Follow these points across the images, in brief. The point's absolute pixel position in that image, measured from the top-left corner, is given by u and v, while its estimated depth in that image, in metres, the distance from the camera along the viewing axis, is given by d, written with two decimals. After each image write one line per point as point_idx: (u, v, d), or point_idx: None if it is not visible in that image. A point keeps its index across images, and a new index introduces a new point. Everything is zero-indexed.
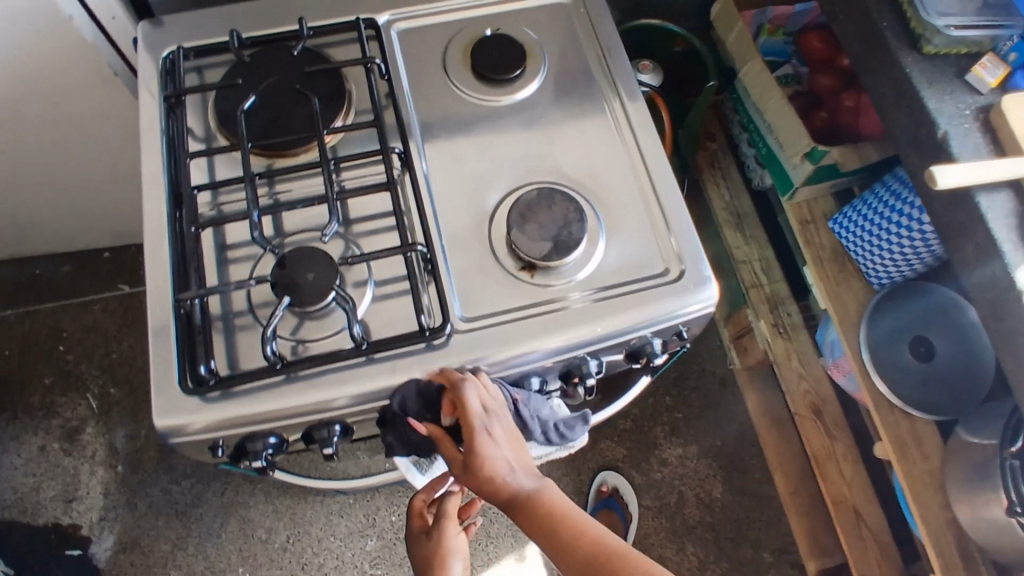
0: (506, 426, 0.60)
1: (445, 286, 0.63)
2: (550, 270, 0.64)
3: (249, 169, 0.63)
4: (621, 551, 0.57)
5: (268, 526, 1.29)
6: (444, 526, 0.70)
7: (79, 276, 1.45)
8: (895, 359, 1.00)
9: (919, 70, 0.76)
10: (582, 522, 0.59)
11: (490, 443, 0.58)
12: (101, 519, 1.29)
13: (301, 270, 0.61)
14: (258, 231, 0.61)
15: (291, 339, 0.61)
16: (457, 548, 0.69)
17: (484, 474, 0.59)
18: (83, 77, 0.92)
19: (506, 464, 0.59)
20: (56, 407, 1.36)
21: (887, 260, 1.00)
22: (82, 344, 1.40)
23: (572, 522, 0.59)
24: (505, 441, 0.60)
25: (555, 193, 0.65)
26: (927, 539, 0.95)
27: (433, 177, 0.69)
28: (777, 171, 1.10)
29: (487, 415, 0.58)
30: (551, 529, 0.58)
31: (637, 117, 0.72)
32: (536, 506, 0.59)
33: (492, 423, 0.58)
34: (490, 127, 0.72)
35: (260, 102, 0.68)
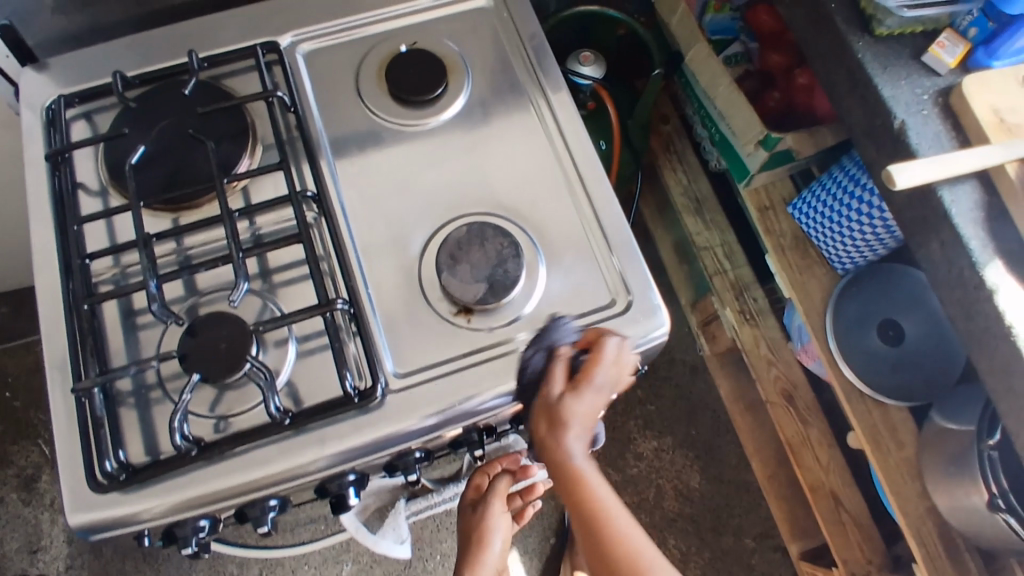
0: (588, 403, 0.54)
1: (376, 341, 0.58)
2: (488, 312, 0.59)
3: (141, 232, 0.57)
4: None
5: (239, 561, 1.25)
6: (491, 503, 0.66)
7: (18, 317, 1.38)
8: (863, 344, 0.98)
9: (872, 55, 0.72)
10: (630, 541, 0.54)
11: (565, 429, 0.54)
12: (68, 568, 1.25)
13: (212, 340, 0.56)
14: (157, 303, 0.55)
15: (211, 417, 0.57)
16: (500, 529, 0.66)
17: (561, 446, 0.54)
18: None
19: (584, 428, 0.54)
20: (7, 456, 1.31)
21: (849, 246, 0.97)
22: (28, 388, 1.34)
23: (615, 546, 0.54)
24: (583, 418, 0.54)
25: (487, 228, 0.60)
26: (906, 526, 0.94)
27: (355, 217, 0.63)
28: (732, 158, 1.06)
29: (608, 371, 0.55)
30: (591, 532, 0.54)
31: (570, 130, 0.66)
32: (581, 499, 0.54)
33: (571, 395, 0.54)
34: (415, 155, 0.66)
35: (153, 151, 0.62)
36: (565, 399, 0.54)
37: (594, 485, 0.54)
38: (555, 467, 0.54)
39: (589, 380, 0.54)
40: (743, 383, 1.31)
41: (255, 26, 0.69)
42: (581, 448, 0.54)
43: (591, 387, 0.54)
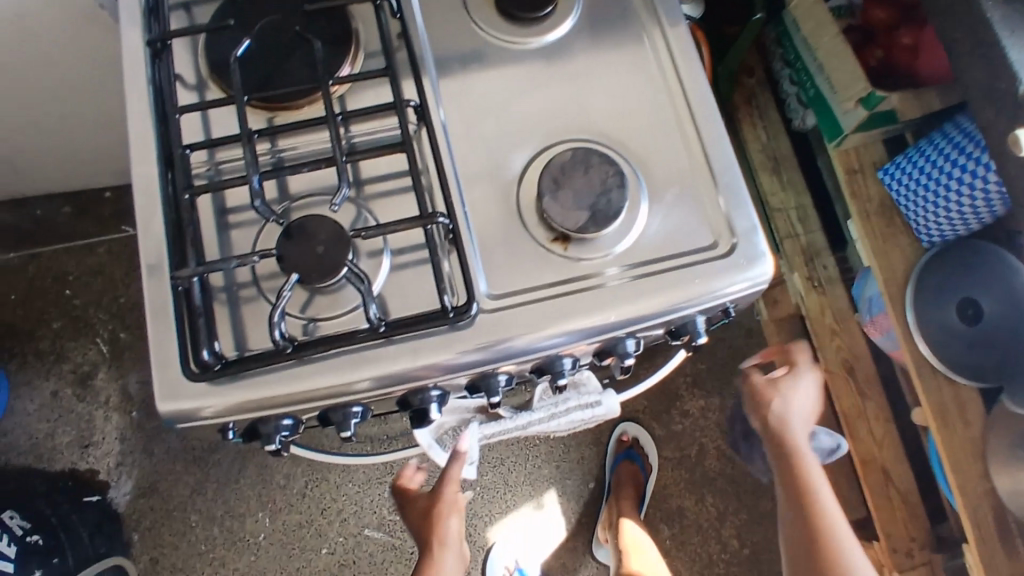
0: (805, 396, 0.70)
1: (469, 258, 0.57)
2: (585, 242, 0.58)
3: (245, 127, 0.56)
4: (820, 516, 0.69)
5: (286, 472, 1.29)
6: None
7: (80, 218, 1.39)
8: (939, 320, 0.93)
9: (1008, 9, 0.67)
10: (819, 495, 0.69)
11: (784, 398, 0.69)
12: (119, 464, 1.29)
13: (310, 243, 0.55)
14: (260, 200, 0.55)
15: (301, 318, 0.57)
16: None
17: (779, 401, 0.69)
18: (66, 12, 0.84)
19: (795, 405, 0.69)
20: (66, 352, 1.34)
21: (942, 217, 0.92)
22: (89, 288, 1.37)
23: (817, 503, 0.69)
24: (805, 394, 0.70)
25: (592, 154, 0.58)
26: (964, 506, 0.92)
27: (454, 133, 0.61)
28: (825, 115, 1.01)
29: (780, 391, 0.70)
30: (806, 491, 0.69)
31: (684, 63, 0.63)
32: (794, 463, 0.69)
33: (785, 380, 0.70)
34: (519, 74, 0.63)
35: (257, 46, 0.60)
36: (766, 381, 0.70)
37: (815, 483, 0.69)
38: (791, 456, 0.69)
39: (801, 379, 0.70)
40: None
41: None
42: (803, 410, 0.70)
43: (801, 377, 0.70)
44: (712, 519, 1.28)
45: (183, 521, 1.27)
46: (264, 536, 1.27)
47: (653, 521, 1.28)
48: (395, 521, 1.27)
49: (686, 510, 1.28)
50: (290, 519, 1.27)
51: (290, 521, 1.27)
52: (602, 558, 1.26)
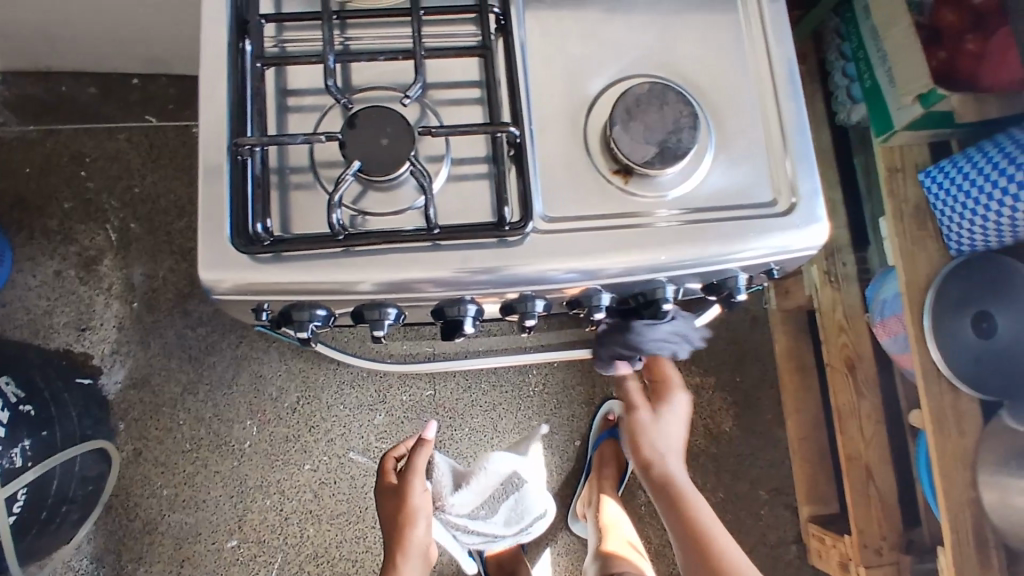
0: (671, 433, 0.81)
1: (529, 177, 0.57)
2: (646, 179, 0.57)
3: (326, 5, 0.55)
4: (709, 538, 0.82)
5: (280, 385, 1.29)
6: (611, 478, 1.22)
7: (104, 100, 1.36)
8: (952, 330, 0.94)
9: None
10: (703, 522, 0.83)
11: (651, 435, 0.80)
12: (113, 352, 1.29)
13: (374, 134, 0.54)
14: (333, 80, 0.54)
15: (352, 209, 0.55)
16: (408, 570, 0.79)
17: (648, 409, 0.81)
18: None
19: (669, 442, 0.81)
20: (74, 234, 1.32)
21: (976, 226, 0.92)
22: (104, 173, 1.35)
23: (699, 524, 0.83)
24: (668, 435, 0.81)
25: (669, 92, 0.57)
26: (945, 510, 0.94)
27: (530, 50, 0.60)
28: (877, 110, 1.01)
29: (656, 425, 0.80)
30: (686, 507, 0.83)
31: (771, 24, 0.62)
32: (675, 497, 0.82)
33: (648, 416, 0.80)
34: (604, 2, 0.62)
35: None
36: (647, 412, 0.80)
37: (693, 502, 0.83)
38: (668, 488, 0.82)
39: (664, 416, 0.80)
40: (802, 344, 1.30)
41: None
42: (676, 448, 0.81)
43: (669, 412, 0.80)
44: None
45: (171, 417, 1.27)
46: (250, 445, 1.27)
47: (630, 488, 1.28)
48: (381, 449, 1.28)
49: None
50: (277, 431, 1.28)
51: (277, 433, 1.28)
52: (577, 532, 1.26)
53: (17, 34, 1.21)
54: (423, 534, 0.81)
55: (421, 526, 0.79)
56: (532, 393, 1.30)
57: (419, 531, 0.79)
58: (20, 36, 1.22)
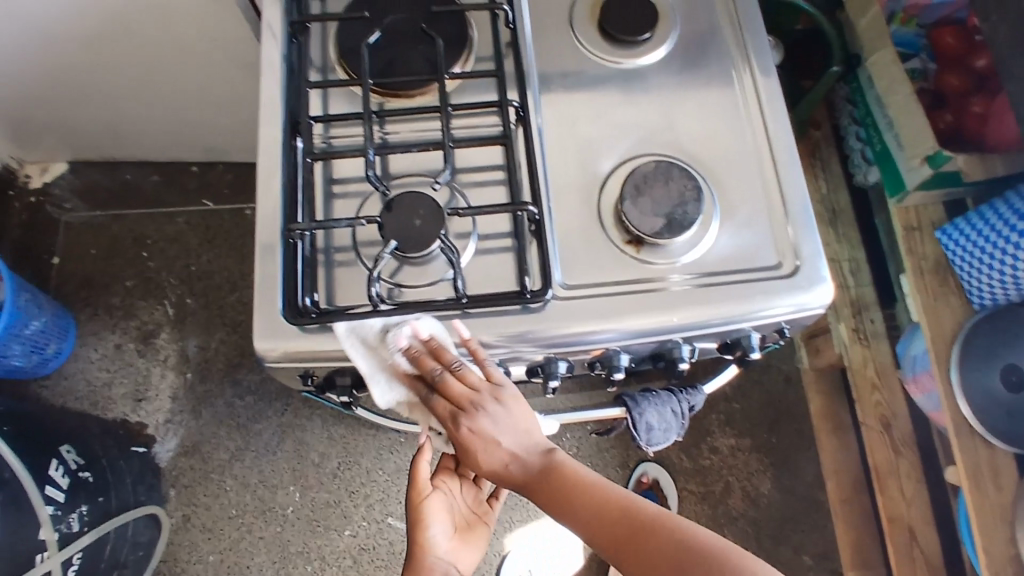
0: (520, 431, 0.61)
1: (548, 250, 0.62)
2: (657, 248, 0.62)
3: (367, 106, 0.63)
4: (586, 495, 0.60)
5: (322, 451, 1.34)
6: None
7: (167, 187, 1.49)
8: (980, 383, 0.95)
9: None
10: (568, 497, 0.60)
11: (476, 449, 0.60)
12: (167, 421, 1.36)
13: (408, 216, 0.60)
14: (372, 170, 0.61)
15: (390, 282, 0.61)
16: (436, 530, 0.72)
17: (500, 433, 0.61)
18: None
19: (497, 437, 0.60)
20: (135, 309, 1.43)
21: (995, 280, 0.94)
22: (164, 253, 1.46)
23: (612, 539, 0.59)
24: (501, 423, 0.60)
25: (673, 169, 0.63)
26: (986, 568, 0.93)
27: (547, 135, 0.67)
28: (890, 172, 1.04)
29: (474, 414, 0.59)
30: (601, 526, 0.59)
31: (767, 102, 0.67)
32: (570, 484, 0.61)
33: (477, 417, 0.59)
34: (613, 90, 0.69)
35: (385, 39, 0.67)
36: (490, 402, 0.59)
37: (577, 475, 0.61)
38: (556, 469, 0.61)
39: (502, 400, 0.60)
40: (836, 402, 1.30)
41: None
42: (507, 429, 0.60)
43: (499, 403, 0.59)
44: None
45: (219, 483, 1.33)
46: (292, 510, 1.31)
47: None
48: None
49: None
50: (318, 497, 1.32)
51: (318, 498, 1.32)
52: None
53: (94, 131, 1.35)
54: (442, 557, 0.72)
55: (435, 530, 0.72)
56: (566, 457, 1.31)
57: (435, 541, 0.72)
58: (95, 132, 1.36)
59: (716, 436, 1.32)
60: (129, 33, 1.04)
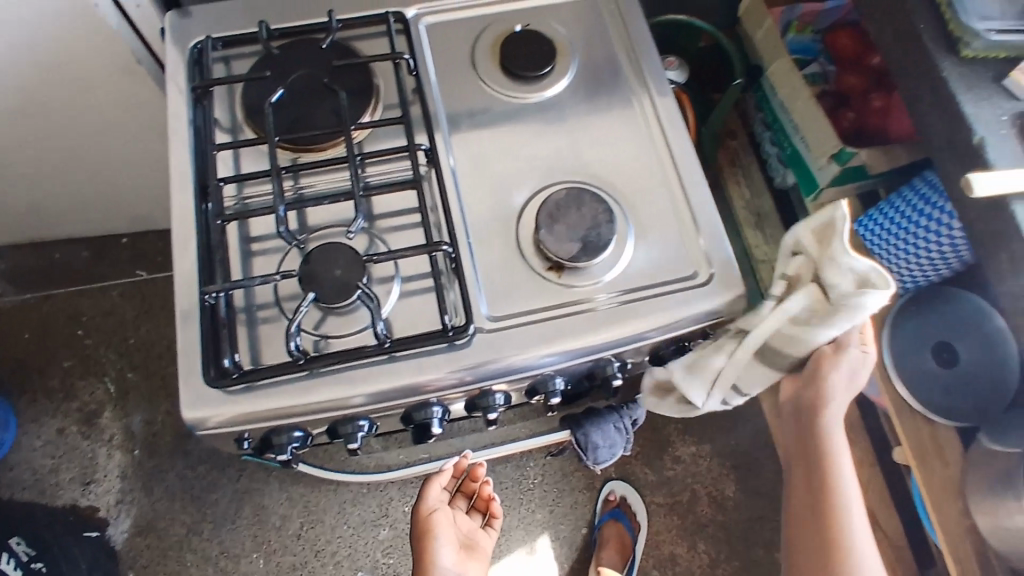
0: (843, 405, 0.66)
1: (470, 285, 0.63)
2: (577, 271, 0.64)
3: (275, 163, 0.64)
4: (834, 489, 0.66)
5: (282, 513, 1.31)
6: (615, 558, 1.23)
7: (98, 261, 1.46)
8: (919, 367, 1.00)
9: (957, 75, 0.76)
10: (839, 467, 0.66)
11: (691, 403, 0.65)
12: (119, 502, 1.31)
13: (327, 266, 0.61)
14: (283, 226, 0.61)
15: (314, 334, 0.61)
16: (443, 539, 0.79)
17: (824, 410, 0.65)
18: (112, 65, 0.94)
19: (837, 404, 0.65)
20: (75, 390, 1.38)
21: (914, 262, 0.98)
22: (101, 328, 1.42)
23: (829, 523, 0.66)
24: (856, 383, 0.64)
25: (584, 194, 0.65)
26: (944, 543, 0.96)
27: (460, 173, 0.68)
28: (802, 172, 1.09)
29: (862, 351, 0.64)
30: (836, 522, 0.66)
31: (667, 121, 0.70)
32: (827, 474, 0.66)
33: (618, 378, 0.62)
34: (520, 123, 0.71)
35: (288, 96, 0.68)
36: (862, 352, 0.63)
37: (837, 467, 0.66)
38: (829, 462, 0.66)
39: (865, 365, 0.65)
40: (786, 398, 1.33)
41: None
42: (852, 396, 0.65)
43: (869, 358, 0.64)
44: (704, 566, 1.27)
45: (178, 561, 1.28)
46: None
47: (644, 570, 1.27)
48: (389, 565, 1.28)
49: (677, 557, 1.28)
50: (284, 561, 1.28)
51: (283, 563, 1.28)
52: None
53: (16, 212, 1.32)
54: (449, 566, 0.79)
55: (441, 546, 0.79)
56: (532, 486, 1.31)
57: (440, 551, 0.78)
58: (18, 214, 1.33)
59: (676, 446, 1.33)
60: (40, 111, 1.03)
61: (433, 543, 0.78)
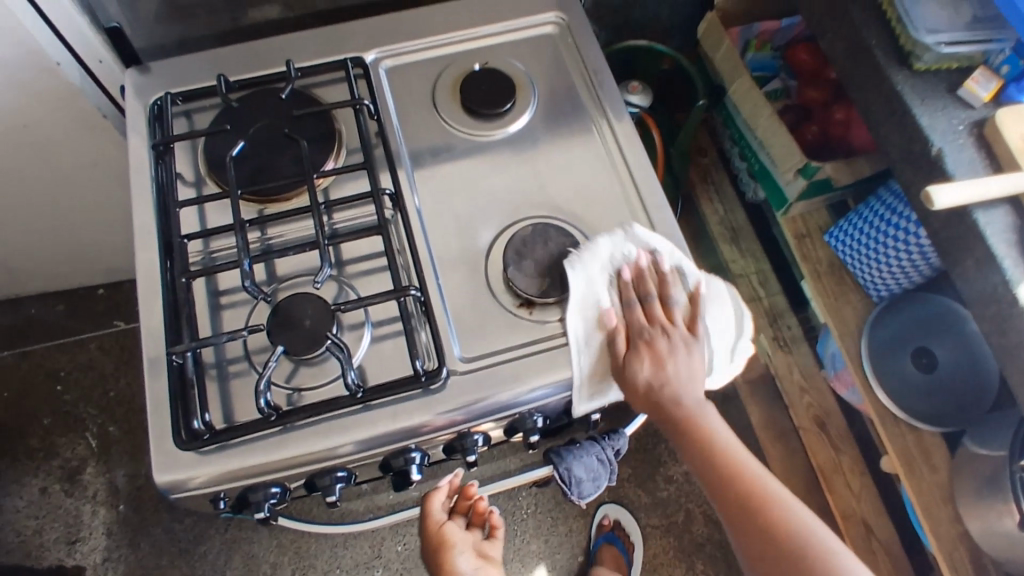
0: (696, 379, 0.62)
1: (442, 328, 0.63)
2: (548, 306, 0.64)
3: (238, 216, 0.63)
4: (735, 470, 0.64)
5: (273, 561, 1.28)
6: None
7: (74, 314, 1.45)
8: (899, 371, 1.01)
9: (910, 86, 0.77)
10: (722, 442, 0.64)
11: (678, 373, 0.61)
12: (105, 560, 1.28)
13: (298, 317, 0.61)
14: (249, 280, 0.61)
15: (286, 388, 0.61)
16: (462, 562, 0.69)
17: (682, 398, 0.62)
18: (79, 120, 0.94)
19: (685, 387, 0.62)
20: (56, 448, 1.36)
21: (886, 272, 0.99)
22: (79, 383, 1.40)
23: (779, 498, 0.63)
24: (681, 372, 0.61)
25: (550, 229, 0.66)
26: (937, 549, 0.96)
27: (426, 215, 0.68)
28: (772, 187, 1.10)
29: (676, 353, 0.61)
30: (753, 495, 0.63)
31: (628, 149, 0.71)
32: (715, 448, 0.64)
33: (664, 339, 0.61)
34: (483, 160, 0.71)
35: (250, 147, 0.69)
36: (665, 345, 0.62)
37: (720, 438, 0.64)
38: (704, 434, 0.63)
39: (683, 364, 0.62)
40: (773, 410, 1.33)
41: (337, 40, 0.76)
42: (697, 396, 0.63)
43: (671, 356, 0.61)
44: None
45: None
46: None
47: None
48: None
49: None
50: None
51: None
52: None
53: None
54: None
55: (460, 557, 0.69)
56: (525, 516, 1.29)
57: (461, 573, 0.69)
58: None
59: (668, 465, 1.32)
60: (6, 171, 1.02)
61: (453, 562, 0.69)
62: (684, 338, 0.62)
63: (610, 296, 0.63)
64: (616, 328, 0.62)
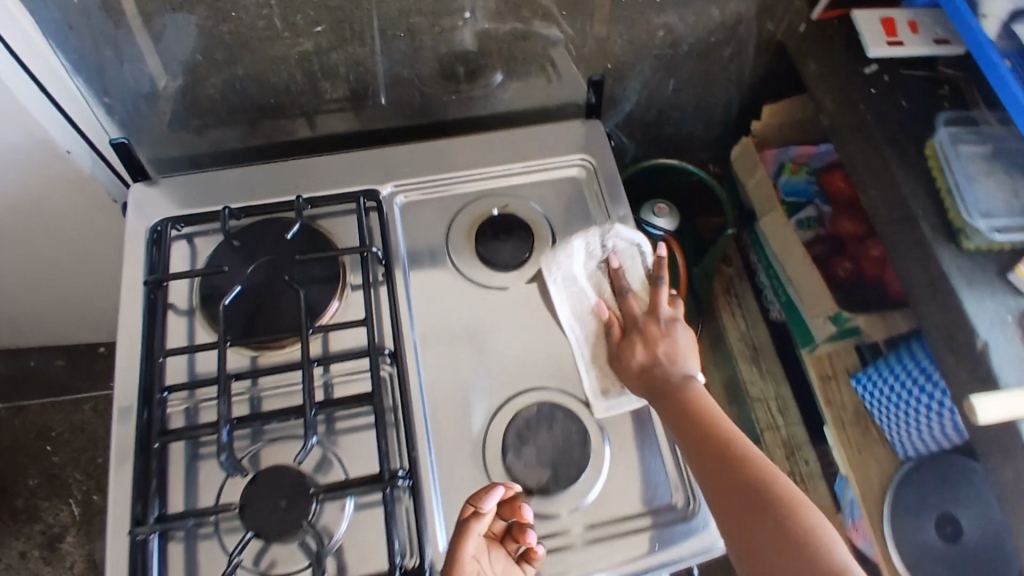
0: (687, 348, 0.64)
1: (431, 514, 0.59)
2: (547, 497, 0.59)
3: (223, 373, 0.60)
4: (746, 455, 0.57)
5: None
6: None
7: (74, 371, 1.42)
8: (920, 540, 0.93)
9: (956, 265, 0.72)
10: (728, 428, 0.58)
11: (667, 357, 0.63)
12: None
13: (272, 497, 0.57)
14: (225, 454, 0.56)
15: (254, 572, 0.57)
16: None
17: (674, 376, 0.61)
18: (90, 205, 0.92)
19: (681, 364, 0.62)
20: (38, 511, 1.32)
21: (915, 434, 0.93)
22: (71, 445, 1.37)
23: (765, 463, 0.56)
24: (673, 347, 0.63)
25: (557, 411, 0.62)
26: None
27: (425, 374, 0.65)
28: (798, 323, 1.04)
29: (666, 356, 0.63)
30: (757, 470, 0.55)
31: None
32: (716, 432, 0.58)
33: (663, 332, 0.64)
34: (493, 316, 0.67)
35: (250, 289, 0.65)
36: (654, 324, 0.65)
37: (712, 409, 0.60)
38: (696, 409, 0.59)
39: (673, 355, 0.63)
40: None
41: (355, 172, 0.74)
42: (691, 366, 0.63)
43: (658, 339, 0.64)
44: None
45: None
46: None
47: None
48: None
49: None
50: None
51: None
52: None
53: None
54: None
55: None
56: None
57: None
58: None
59: None
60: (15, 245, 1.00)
61: None
62: (667, 318, 0.65)
63: (597, 288, 0.68)
64: (608, 315, 0.66)
